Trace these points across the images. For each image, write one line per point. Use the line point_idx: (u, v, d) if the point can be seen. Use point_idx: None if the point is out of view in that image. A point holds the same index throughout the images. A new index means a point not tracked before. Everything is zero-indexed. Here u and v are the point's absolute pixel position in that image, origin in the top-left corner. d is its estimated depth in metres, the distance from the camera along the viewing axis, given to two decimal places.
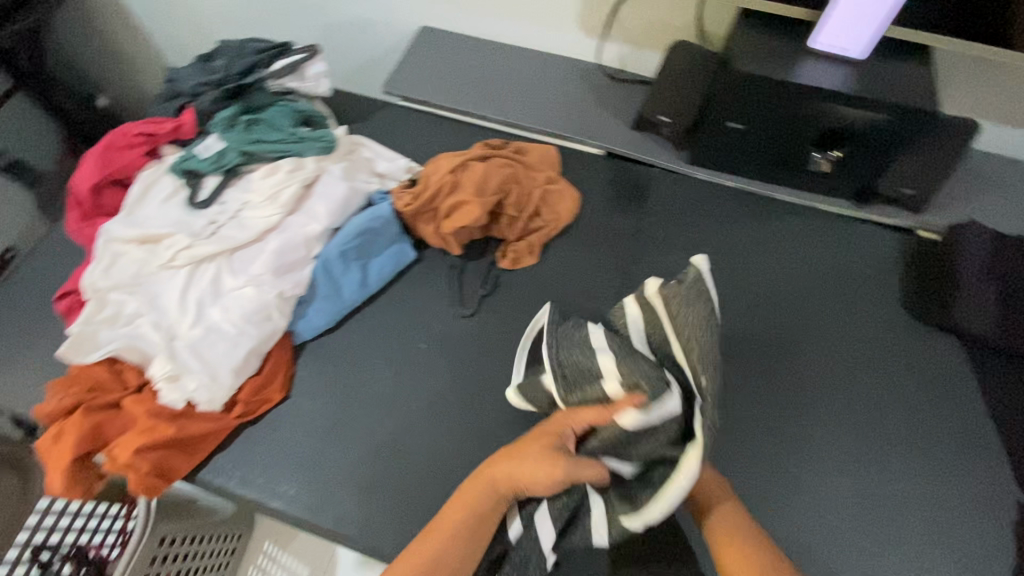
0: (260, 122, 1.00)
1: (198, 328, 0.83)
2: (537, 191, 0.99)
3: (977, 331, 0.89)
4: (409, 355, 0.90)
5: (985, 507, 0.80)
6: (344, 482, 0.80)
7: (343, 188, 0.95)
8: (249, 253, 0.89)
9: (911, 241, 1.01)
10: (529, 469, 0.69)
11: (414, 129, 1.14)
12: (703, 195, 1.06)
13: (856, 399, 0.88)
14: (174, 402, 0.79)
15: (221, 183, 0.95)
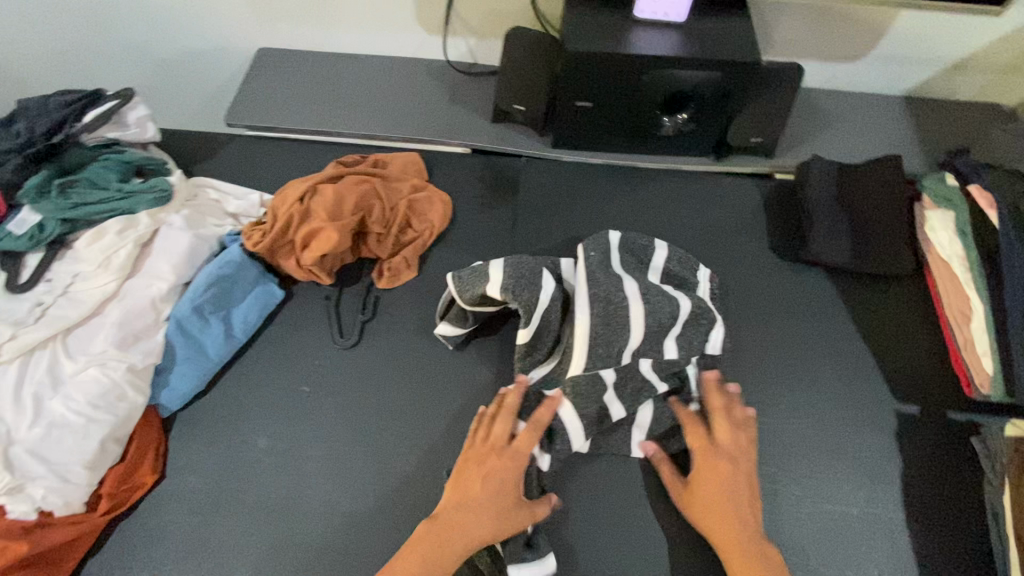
0: (80, 183, 0.90)
1: (39, 426, 0.73)
2: (404, 201, 0.94)
3: (840, 259, 0.94)
4: (295, 402, 0.84)
5: (874, 423, 0.84)
6: (241, 555, 0.74)
7: (186, 238, 0.87)
8: (89, 329, 0.80)
9: (770, 186, 1.06)
10: (470, 507, 0.70)
11: (267, 160, 1.07)
12: (573, 177, 1.06)
13: (747, 346, 0.89)
14: (24, 515, 0.69)
15: (43, 259, 0.85)
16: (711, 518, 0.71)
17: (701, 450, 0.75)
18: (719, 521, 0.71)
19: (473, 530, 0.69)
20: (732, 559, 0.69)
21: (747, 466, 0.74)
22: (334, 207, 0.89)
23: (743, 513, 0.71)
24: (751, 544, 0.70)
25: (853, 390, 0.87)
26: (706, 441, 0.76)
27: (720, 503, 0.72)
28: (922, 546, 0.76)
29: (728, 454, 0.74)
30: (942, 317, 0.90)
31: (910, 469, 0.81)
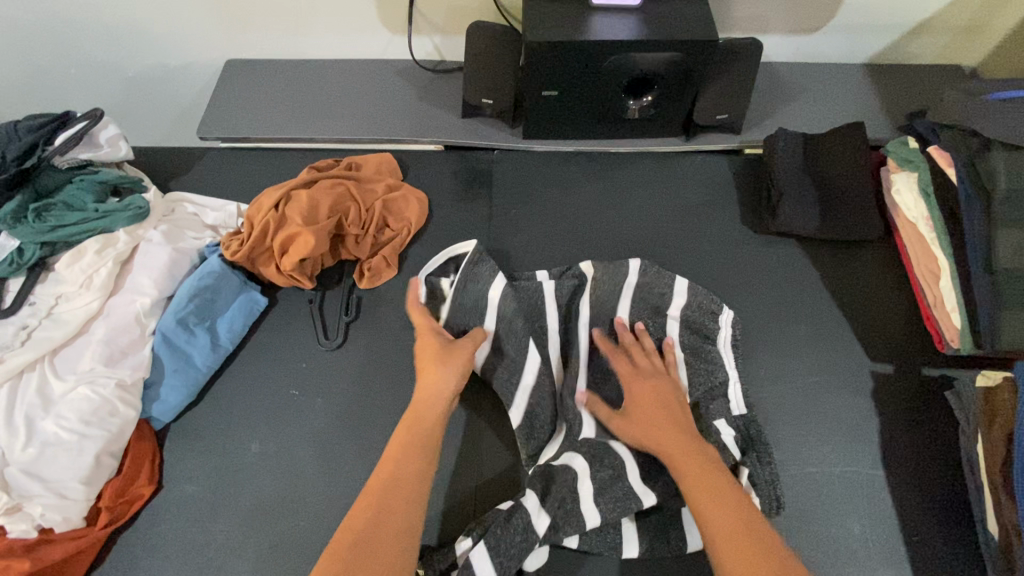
0: (55, 206, 0.90)
1: (32, 446, 0.74)
2: (379, 201, 0.96)
3: (810, 228, 0.96)
4: (285, 405, 0.85)
5: (852, 384, 0.86)
6: (241, 559, 0.75)
7: (165, 253, 0.88)
8: (75, 348, 0.82)
9: (739, 161, 1.08)
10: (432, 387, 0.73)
11: (242, 171, 1.07)
12: (545, 166, 1.07)
13: None
14: (24, 532, 0.70)
15: (25, 282, 0.86)
16: (653, 431, 0.71)
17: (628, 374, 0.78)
18: (660, 431, 0.71)
19: (432, 398, 0.73)
20: (675, 461, 0.67)
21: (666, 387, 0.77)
22: (309, 213, 0.90)
23: (679, 420, 0.72)
24: (686, 443, 0.69)
25: (830, 354, 0.89)
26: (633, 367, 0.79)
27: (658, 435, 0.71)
28: (902, 498, 0.79)
29: (656, 375, 0.78)
30: (913, 275, 0.93)
31: (887, 425, 0.84)
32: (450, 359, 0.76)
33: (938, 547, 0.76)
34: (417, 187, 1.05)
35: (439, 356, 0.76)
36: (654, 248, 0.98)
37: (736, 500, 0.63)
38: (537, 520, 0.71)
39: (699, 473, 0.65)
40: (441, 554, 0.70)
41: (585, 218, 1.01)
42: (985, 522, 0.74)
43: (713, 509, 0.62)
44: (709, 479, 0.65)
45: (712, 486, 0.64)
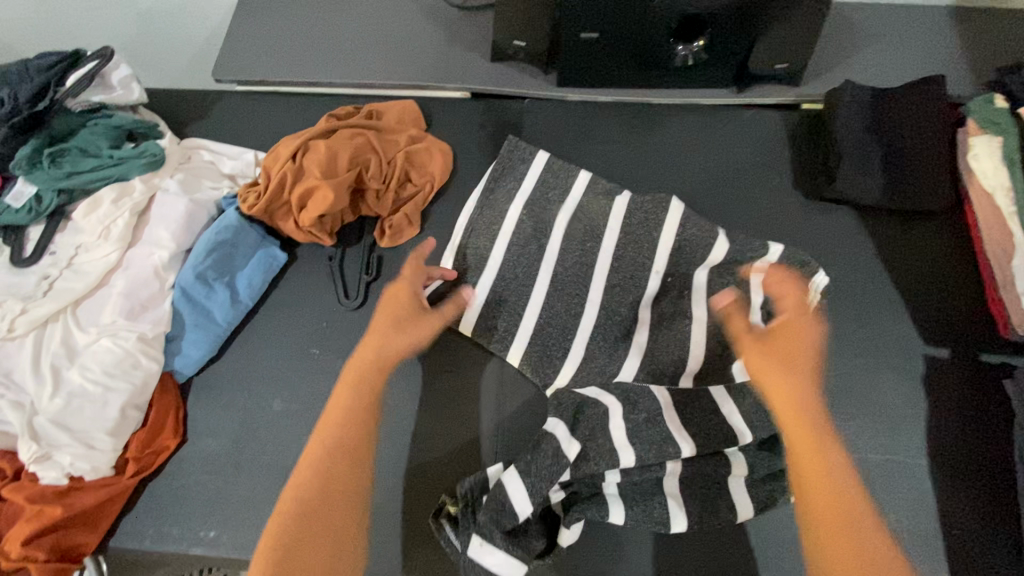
0: (70, 151, 0.87)
1: (60, 395, 0.75)
2: (402, 154, 0.90)
3: (871, 195, 0.87)
4: (306, 364, 0.84)
5: (901, 367, 0.81)
6: (266, 512, 0.77)
7: (181, 203, 0.85)
8: (96, 300, 0.81)
9: (796, 117, 0.97)
10: (381, 343, 0.71)
11: (259, 117, 1.02)
12: (579, 118, 0.99)
13: None
14: (55, 478, 0.72)
15: (44, 231, 0.85)
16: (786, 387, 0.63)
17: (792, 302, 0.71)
18: (792, 396, 0.63)
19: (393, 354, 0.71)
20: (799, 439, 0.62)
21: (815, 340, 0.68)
22: (327, 164, 0.84)
23: (813, 374, 0.65)
24: (820, 427, 0.62)
25: (879, 334, 0.83)
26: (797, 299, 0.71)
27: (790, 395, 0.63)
28: (944, 488, 0.75)
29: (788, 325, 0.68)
30: (981, 251, 0.84)
31: (936, 413, 0.78)
32: (412, 327, 0.73)
33: (980, 542, 0.72)
34: (441, 137, 0.98)
35: (399, 320, 0.73)
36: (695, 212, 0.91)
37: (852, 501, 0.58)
38: (567, 446, 0.69)
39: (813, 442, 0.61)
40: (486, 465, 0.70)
41: (621, 177, 0.94)
42: None
43: (833, 507, 0.58)
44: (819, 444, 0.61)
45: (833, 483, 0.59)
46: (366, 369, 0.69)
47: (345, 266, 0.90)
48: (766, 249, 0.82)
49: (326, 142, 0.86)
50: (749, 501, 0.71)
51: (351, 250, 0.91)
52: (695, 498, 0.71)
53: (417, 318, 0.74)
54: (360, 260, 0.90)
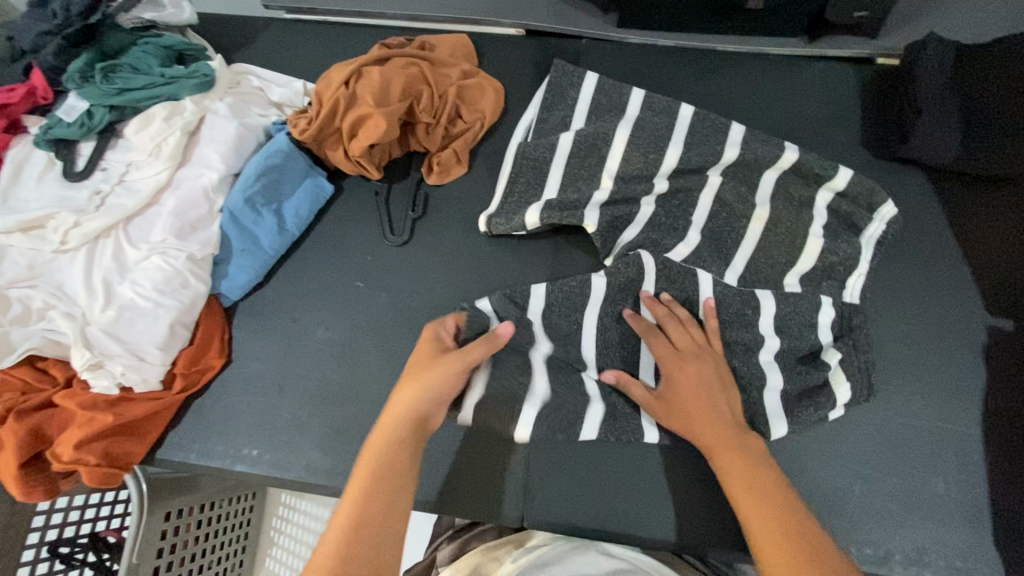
0: (121, 67, 0.86)
1: (110, 308, 0.76)
2: (454, 88, 0.87)
3: (947, 157, 0.82)
4: (350, 295, 0.84)
5: (961, 336, 0.78)
6: (308, 434, 0.78)
7: (231, 127, 0.84)
8: (147, 218, 0.81)
9: (870, 72, 0.92)
10: (409, 397, 0.63)
11: (307, 45, 1.00)
12: (637, 61, 0.95)
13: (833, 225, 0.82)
14: (106, 388, 0.73)
15: (96, 147, 0.84)
16: (692, 385, 0.68)
17: (670, 373, 0.69)
18: (691, 390, 0.67)
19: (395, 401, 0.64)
20: (720, 449, 0.64)
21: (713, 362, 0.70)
22: (379, 92, 0.82)
23: (714, 389, 0.68)
24: (734, 434, 0.65)
25: (942, 301, 0.79)
26: (672, 350, 0.70)
27: (696, 389, 0.67)
28: (998, 460, 0.72)
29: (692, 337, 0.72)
30: None
31: (995, 383, 0.75)
32: (421, 373, 0.65)
33: None
34: (495, 75, 0.95)
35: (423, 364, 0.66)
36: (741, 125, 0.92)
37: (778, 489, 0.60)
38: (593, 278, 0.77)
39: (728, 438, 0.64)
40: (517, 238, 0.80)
41: None
42: None
43: (753, 500, 0.59)
44: (736, 442, 0.64)
45: (755, 478, 0.60)
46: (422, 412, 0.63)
47: (391, 200, 0.89)
48: (835, 172, 0.80)
49: (379, 70, 0.83)
50: (781, 414, 0.74)
51: (397, 184, 0.89)
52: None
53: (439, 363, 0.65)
54: (407, 195, 0.89)
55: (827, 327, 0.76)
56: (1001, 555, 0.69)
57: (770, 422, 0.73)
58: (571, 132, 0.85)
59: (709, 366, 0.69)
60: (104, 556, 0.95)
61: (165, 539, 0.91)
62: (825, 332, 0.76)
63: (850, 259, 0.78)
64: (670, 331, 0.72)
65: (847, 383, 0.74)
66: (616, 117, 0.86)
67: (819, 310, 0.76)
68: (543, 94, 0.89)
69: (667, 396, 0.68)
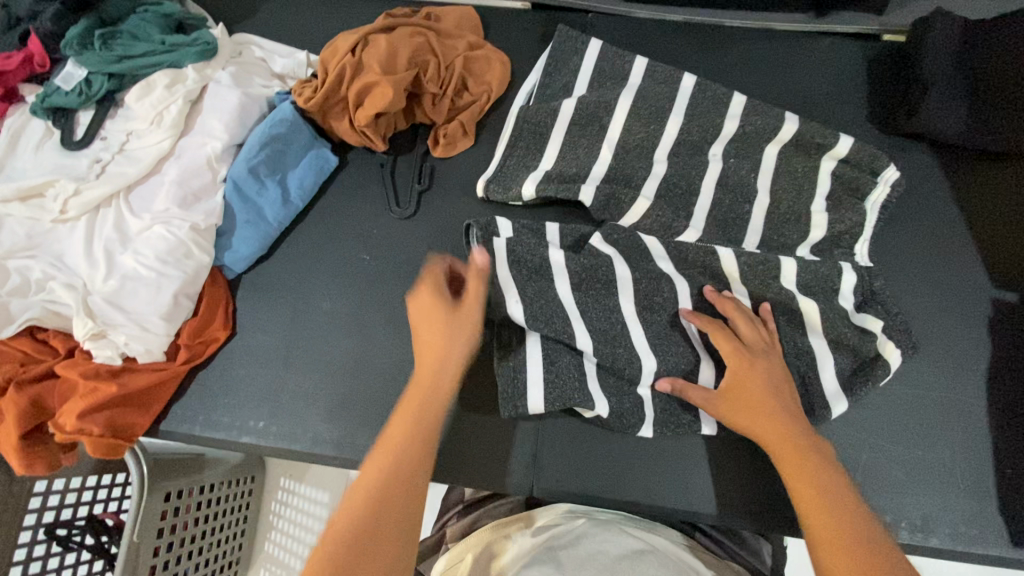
0: (121, 34, 0.84)
1: (113, 278, 0.74)
2: (460, 59, 0.86)
3: (952, 131, 0.83)
4: (355, 268, 0.83)
5: (965, 308, 0.78)
6: (313, 406, 0.77)
7: (234, 96, 0.83)
8: (149, 187, 0.80)
9: (875, 48, 0.92)
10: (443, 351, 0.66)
11: (307, 15, 0.98)
12: (641, 33, 0.94)
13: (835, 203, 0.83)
14: (110, 358, 0.72)
15: (96, 116, 0.83)
16: (755, 380, 0.67)
17: (734, 369, 0.68)
18: (755, 395, 0.66)
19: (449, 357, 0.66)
20: (780, 449, 0.63)
21: (779, 369, 0.69)
22: (387, 61, 0.81)
23: (777, 401, 0.66)
24: (799, 430, 0.64)
25: (947, 275, 0.80)
26: (739, 349, 0.69)
27: (760, 394, 0.66)
28: (1001, 426, 0.73)
29: (759, 342, 0.70)
30: None
31: (998, 352, 0.76)
32: (454, 326, 0.67)
33: None
34: (498, 47, 0.94)
35: (449, 318, 0.68)
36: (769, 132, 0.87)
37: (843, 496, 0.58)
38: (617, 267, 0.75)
39: (801, 450, 0.62)
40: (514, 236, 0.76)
41: None
42: None
43: (812, 501, 0.58)
44: (805, 451, 0.62)
45: (812, 470, 0.60)
46: (439, 377, 0.65)
47: (395, 172, 0.88)
48: (836, 140, 0.80)
49: (386, 38, 0.82)
50: (840, 391, 0.73)
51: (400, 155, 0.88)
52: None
53: (462, 319, 0.68)
54: (413, 167, 0.87)
55: (849, 292, 0.76)
56: (1006, 520, 0.70)
57: (829, 402, 0.72)
58: (574, 97, 0.85)
59: (775, 367, 0.69)
60: (103, 537, 0.93)
61: (165, 519, 0.89)
62: (847, 298, 0.76)
63: (855, 228, 0.78)
64: (743, 331, 0.70)
65: (895, 347, 0.73)
66: (621, 88, 0.85)
67: (839, 276, 0.75)
68: (545, 59, 0.89)
69: (728, 393, 0.67)
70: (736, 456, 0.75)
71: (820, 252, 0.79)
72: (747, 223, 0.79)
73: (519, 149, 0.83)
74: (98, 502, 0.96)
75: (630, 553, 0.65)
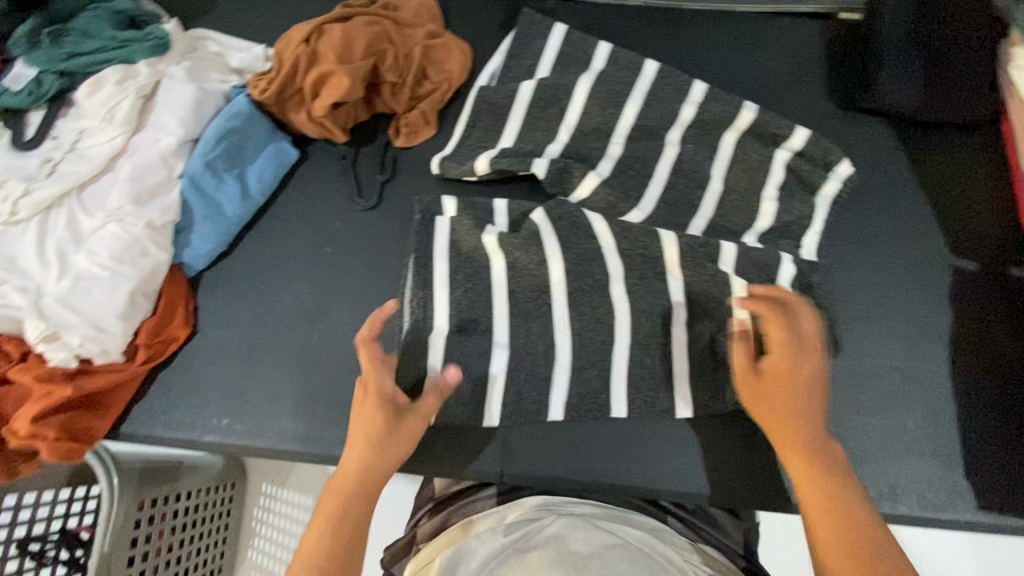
0: (70, 31, 0.83)
1: (66, 279, 0.73)
2: (419, 47, 0.85)
3: (908, 105, 0.84)
4: (319, 261, 0.82)
5: (927, 278, 0.79)
6: (278, 402, 0.76)
7: (188, 91, 0.81)
8: (102, 185, 0.78)
9: (833, 27, 0.93)
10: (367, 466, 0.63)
11: (265, 9, 0.97)
12: (601, 18, 0.94)
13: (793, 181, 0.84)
14: (64, 360, 0.71)
15: (46, 115, 0.81)
16: (784, 389, 0.60)
17: (772, 367, 0.61)
18: (782, 398, 0.60)
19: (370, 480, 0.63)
20: (795, 460, 0.59)
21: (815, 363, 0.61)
22: (344, 51, 0.80)
23: (804, 406, 0.60)
24: (816, 440, 0.59)
25: (907, 246, 0.81)
26: (783, 334, 0.61)
27: (790, 400, 0.60)
28: (964, 393, 0.74)
29: (792, 331, 0.62)
30: (1017, 163, 0.82)
31: (959, 321, 0.77)
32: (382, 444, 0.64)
33: (999, 448, 0.72)
34: (458, 36, 0.93)
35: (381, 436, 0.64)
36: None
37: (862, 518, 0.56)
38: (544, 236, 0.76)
39: (818, 463, 0.58)
40: (468, 227, 0.77)
41: None
42: None
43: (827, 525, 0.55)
44: (822, 465, 0.58)
45: (828, 487, 0.57)
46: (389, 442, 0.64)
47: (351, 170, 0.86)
48: (793, 131, 0.81)
49: (342, 28, 0.81)
50: None
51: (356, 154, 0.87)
52: (700, 387, 0.74)
53: (395, 436, 0.64)
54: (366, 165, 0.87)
55: (786, 282, 0.75)
56: (974, 487, 0.71)
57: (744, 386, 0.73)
58: (533, 81, 0.85)
59: (811, 366, 0.61)
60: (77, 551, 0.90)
61: (138, 527, 0.88)
62: (785, 290, 0.75)
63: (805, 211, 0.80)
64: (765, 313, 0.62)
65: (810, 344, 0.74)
66: (581, 72, 0.86)
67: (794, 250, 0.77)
68: (507, 45, 0.89)
69: (762, 389, 0.62)
70: (705, 433, 0.75)
71: (781, 227, 0.79)
72: (709, 201, 0.80)
73: (480, 136, 0.83)
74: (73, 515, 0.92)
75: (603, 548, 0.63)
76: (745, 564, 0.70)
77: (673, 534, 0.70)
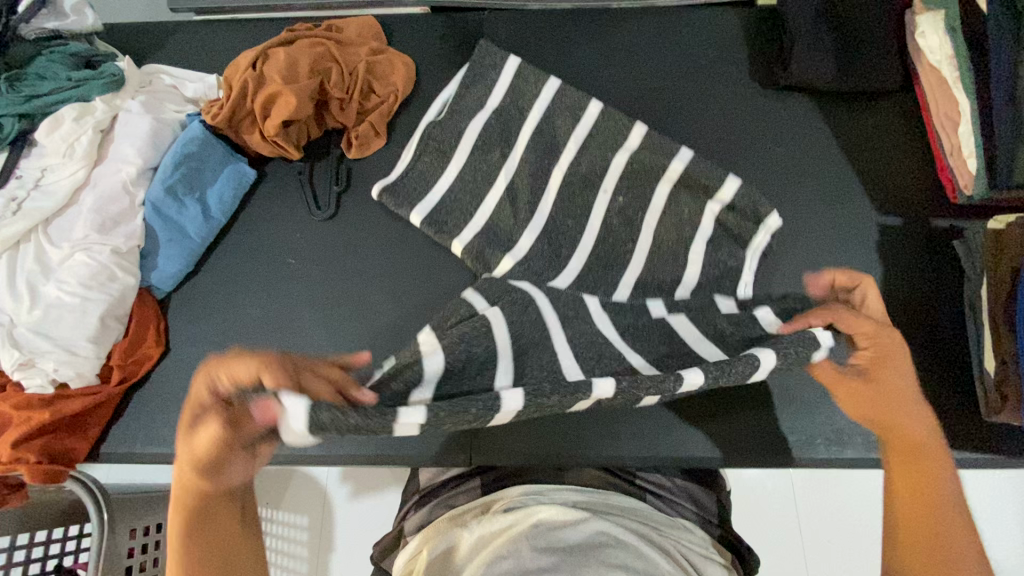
0: (27, 76, 0.86)
1: (37, 309, 0.76)
2: (362, 65, 0.90)
3: (824, 78, 0.90)
4: (282, 272, 0.86)
5: (858, 237, 0.84)
6: None
7: (144, 123, 0.85)
8: (67, 218, 0.81)
9: (751, 13, 0.99)
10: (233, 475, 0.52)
11: (217, 42, 1.02)
12: (534, 23, 1.00)
13: (726, 159, 0.90)
14: (42, 387, 0.74)
15: (9, 156, 0.84)
16: (894, 372, 0.61)
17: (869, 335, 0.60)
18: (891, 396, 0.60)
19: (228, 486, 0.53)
20: (904, 445, 0.59)
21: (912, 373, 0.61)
22: (288, 72, 0.85)
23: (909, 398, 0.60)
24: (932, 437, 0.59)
25: (835, 209, 0.86)
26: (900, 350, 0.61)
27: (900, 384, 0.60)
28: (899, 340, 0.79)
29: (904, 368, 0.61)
30: (930, 123, 0.88)
31: (889, 273, 0.82)
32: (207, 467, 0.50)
33: (933, 388, 0.77)
34: (402, 51, 0.99)
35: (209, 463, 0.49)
36: (663, 121, 0.92)
37: (955, 510, 0.56)
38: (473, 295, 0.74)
39: (925, 459, 0.58)
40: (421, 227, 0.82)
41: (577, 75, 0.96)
42: (983, 362, 0.74)
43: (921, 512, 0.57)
44: (929, 455, 0.58)
45: (936, 484, 0.57)
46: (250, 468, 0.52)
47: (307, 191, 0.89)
48: (722, 183, 0.80)
49: (287, 52, 0.86)
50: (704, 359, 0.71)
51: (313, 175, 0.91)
52: None
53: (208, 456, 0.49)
54: (323, 185, 0.90)
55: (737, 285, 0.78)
56: None
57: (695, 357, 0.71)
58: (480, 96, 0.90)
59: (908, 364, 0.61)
60: None
61: (132, 557, 0.86)
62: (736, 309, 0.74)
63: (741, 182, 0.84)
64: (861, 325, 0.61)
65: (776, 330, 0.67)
66: (518, 75, 0.91)
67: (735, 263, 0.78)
68: (463, 72, 0.92)
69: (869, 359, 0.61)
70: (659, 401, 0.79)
71: None
72: (647, 183, 0.84)
73: (427, 139, 0.88)
74: (68, 554, 0.88)
75: (590, 540, 0.63)
76: (719, 533, 0.77)
77: (653, 512, 0.73)
